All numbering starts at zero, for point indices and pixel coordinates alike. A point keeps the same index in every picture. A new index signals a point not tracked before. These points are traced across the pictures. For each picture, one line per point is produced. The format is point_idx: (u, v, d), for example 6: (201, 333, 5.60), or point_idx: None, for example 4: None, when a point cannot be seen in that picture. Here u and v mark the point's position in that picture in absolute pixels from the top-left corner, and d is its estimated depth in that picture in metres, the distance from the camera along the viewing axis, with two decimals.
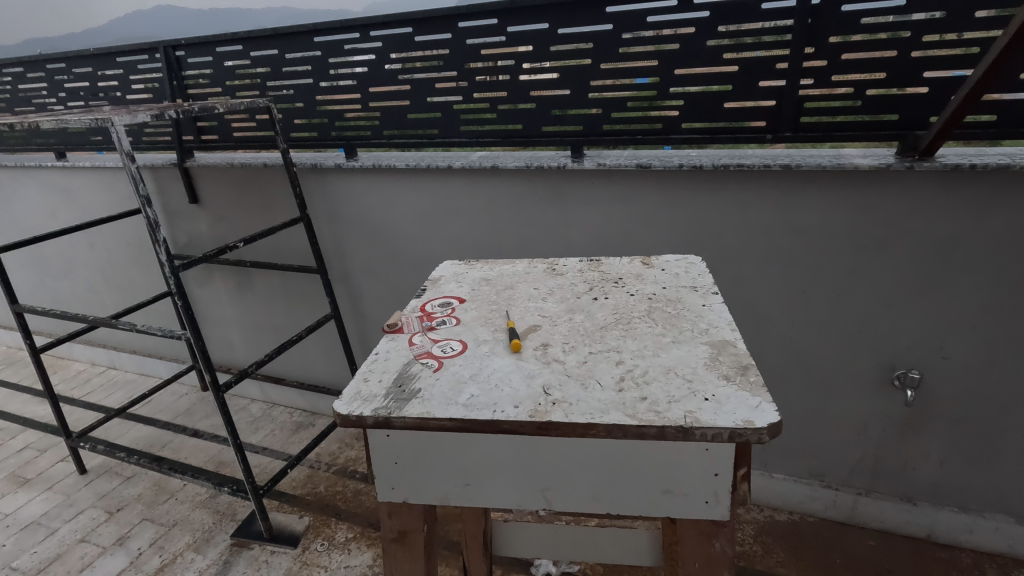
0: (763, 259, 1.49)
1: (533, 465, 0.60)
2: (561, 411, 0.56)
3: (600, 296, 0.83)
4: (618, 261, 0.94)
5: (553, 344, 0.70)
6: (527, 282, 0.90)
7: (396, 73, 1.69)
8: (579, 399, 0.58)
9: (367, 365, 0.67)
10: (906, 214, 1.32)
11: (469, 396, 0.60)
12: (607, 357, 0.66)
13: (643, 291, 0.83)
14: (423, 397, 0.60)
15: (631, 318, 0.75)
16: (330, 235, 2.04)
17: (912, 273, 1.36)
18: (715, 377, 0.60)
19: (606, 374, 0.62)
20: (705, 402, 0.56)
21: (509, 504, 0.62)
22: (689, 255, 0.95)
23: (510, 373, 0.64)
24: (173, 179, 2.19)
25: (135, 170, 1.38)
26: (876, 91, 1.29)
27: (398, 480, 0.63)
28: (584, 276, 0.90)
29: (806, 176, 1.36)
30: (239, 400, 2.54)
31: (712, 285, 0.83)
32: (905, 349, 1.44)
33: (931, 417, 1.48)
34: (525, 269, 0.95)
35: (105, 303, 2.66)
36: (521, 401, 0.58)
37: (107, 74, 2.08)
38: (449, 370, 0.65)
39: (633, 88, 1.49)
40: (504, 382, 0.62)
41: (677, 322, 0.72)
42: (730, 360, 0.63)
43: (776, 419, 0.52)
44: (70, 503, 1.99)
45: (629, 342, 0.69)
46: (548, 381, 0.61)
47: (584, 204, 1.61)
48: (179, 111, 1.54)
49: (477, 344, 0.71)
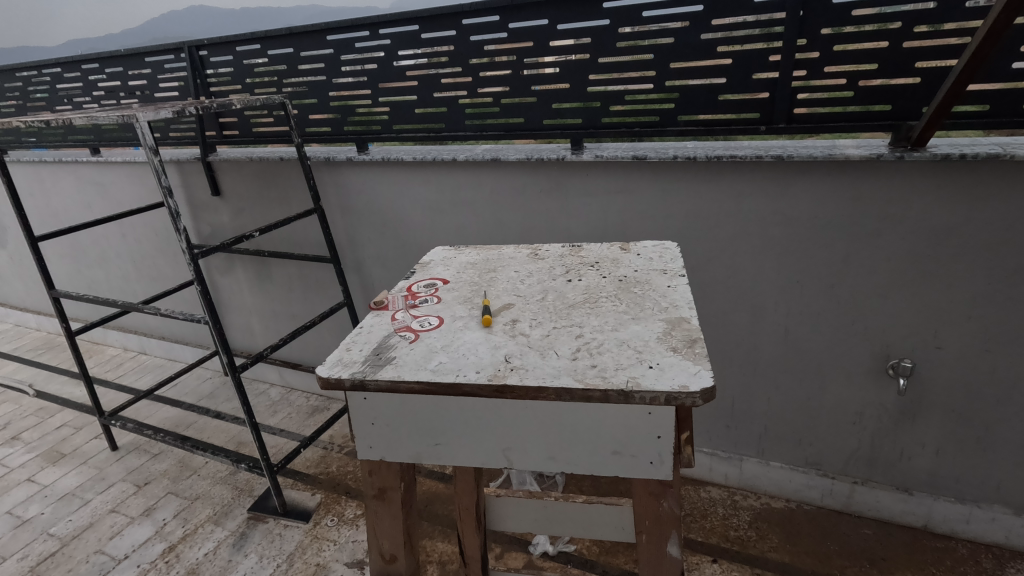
0: (756, 249, 1.51)
1: (494, 426, 0.65)
2: (518, 376, 0.62)
3: (574, 278, 0.88)
4: (598, 247, 0.99)
5: (522, 320, 0.75)
6: (510, 265, 0.95)
7: (404, 70, 1.75)
8: (535, 367, 0.63)
9: (352, 337, 0.74)
10: (898, 204, 1.33)
11: (438, 362, 0.66)
12: (569, 331, 0.71)
13: (616, 273, 0.88)
14: (396, 363, 0.67)
15: (598, 297, 0.80)
16: (343, 225, 2.12)
17: (904, 263, 1.37)
18: (663, 349, 0.65)
19: (565, 346, 0.68)
20: (649, 369, 0.61)
21: (474, 463, 0.67)
22: (666, 241, 0.99)
23: (479, 344, 0.70)
24: (198, 173, 2.31)
25: (158, 163, 1.47)
26: (868, 82, 1.31)
27: (375, 440, 0.70)
28: (564, 260, 0.95)
29: (799, 167, 1.38)
30: (259, 384, 2.66)
31: (681, 268, 0.87)
32: (898, 340, 1.45)
33: (925, 407, 1.48)
34: (510, 253, 1.01)
35: (137, 292, 2.81)
36: (483, 367, 0.64)
37: (138, 73, 2.20)
38: (424, 341, 0.72)
39: (630, 81, 1.52)
40: (471, 351, 0.68)
41: (641, 302, 0.77)
42: (682, 334, 0.68)
43: (711, 385, 0.57)
44: (102, 477, 2.13)
45: (592, 319, 0.74)
46: (511, 351, 0.67)
47: (583, 195, 1.65)
48: (198, 107, 1.62)
49: (453, 319, 0.77)
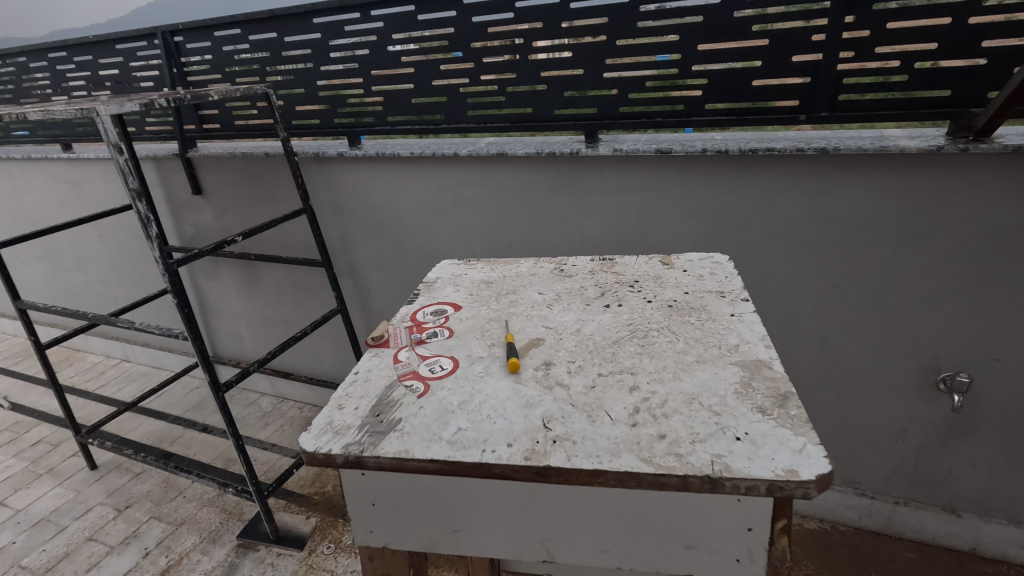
0: (791, 252, 1.37)
1: (539, 514, 0.56)
2: (563, 451, 0.47)
3: (613, 301, 0.73)
4: (634, 260, 0.85)
5: (557, 364, 0.60)
6: (533, 284, 0.81)
7: (399, 56, 1.59)
8: (584, 438, 0.49)
9: (345, 388, 0.59)
10: (959, 201, 1.18)
11: (456, 430, 0.51)
12: (621, 382, 0.56)
13: (663, 296, 0.73)
14: (402, 431, 0.52)
15: (645, 331, 0.66)
16: (335, 226, 1.96)
17: (963, 268, 1.22)
18: (747, 411, 0.50)
19: (618, 405, 0.53)
20: (734, 443, 0.47)
21: (500, 554, 0.58)
22: (715, 253, 0.85)
23: (505, 400, 0.55)
24: (177, 170, 2.13)
25: (124, 162, 1.31)
26: (925, 65, 1.16)
27: (376, 525, 0.60)
28: (596, 278, 0.81)
29: (845, 161, 1.23)
30: (249, 394, 2.51)
31: (741, 290, 0.73)
32: (951, 351, 1.31)
33: (980, 424, 1.35)
34: (531, 270, 0.86)
35: (118, 297, 2.64)
36: (515, 439, 0.50)
37: (108, 62, 2.02)
38: (436, 396, 0.57)
39: (652, 66, 1.37)
40: (497, 412, 0.53)
41: (704, 336, 0.63)
42: (766, 388, 0.53)
43: (828, 471, 0.43)
44: (80, 500, 1.98)
45: (647, 362, 0.59)
46: (548, 413, 0.53)
47: (598, 193, 1.50)
48: (170, 99, 1.45)
49: (471, 362, 0.62)
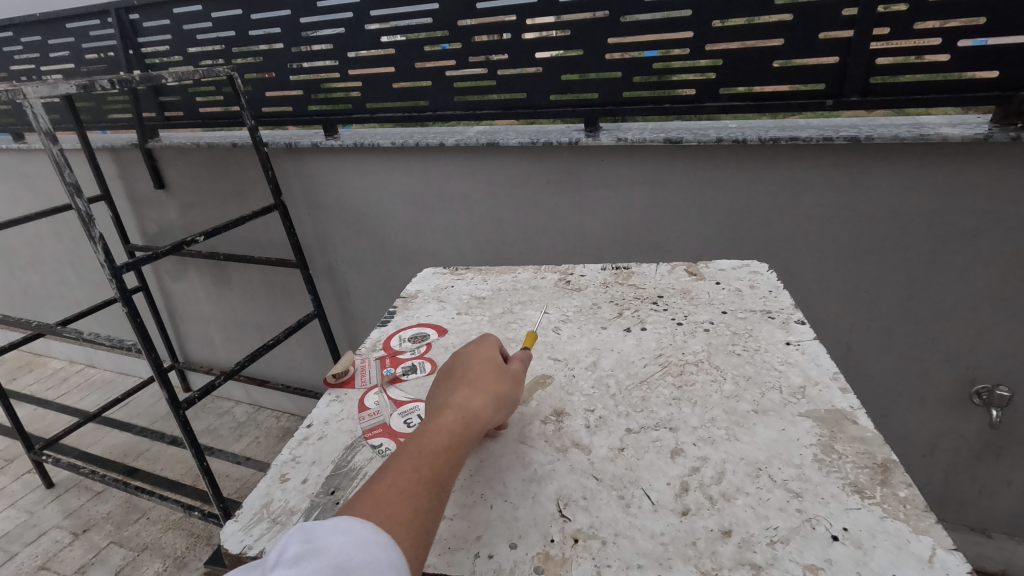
0: (813, 253, 1.24)
1: None
2: (590, 556, 0.48)
3: (634, 325, 0.79)
4: (654, 274, 0.91)
5: (574, 415, 0.64)
6: (541, 300, 0.87)
7: (378, 35, 1.43)
8: (616, 536, 0.50)
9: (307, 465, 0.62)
10: (1007, 199, 1.05)
11: (446, 524, 0.53)
12: (659, 444, 0.59)
13: (696, 319, 0.78)
14: None
15: (683, 367, 0.69)
16: (310, 224, 1.80)
17: (1010, 272, 1.10)
18: (844, 492, 0.51)
19: (661, 481, 0.55)
20: (834, 545, 0.47)
21: None
22: (748, 261, 0.92)
23: (511, 474, 0.57)
24: (137, 162, 1.95)
25: (58, 154, 1.14)
26: (971, 42, 1.02)
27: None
28: (610, 292, 0.87)
29: (878, 152, 1.10)
30: (223, 402, 2.35)
31: (790, 313, 0.78)
32: (989, 362, 1.20)
33: (1018, 441, 1.24)
34: (538, 281, 0.94)
35: (80, 299, 2.45)
36: (522, 538, 0.51)
37: (58, 43, 1.83)
38: None
39: (661, 46, 1.22)
40: (500, 494, 0.55)
41: (760, 377, 0.66)
42: (857, 455, 0.55)
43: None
44: (33, 523, 1.81)
45: (689, 411, 0.63)
46: (567, 492, 0.55)
47: (600, 189, 1.36)
48: (114, 81, 1.26)
49: None
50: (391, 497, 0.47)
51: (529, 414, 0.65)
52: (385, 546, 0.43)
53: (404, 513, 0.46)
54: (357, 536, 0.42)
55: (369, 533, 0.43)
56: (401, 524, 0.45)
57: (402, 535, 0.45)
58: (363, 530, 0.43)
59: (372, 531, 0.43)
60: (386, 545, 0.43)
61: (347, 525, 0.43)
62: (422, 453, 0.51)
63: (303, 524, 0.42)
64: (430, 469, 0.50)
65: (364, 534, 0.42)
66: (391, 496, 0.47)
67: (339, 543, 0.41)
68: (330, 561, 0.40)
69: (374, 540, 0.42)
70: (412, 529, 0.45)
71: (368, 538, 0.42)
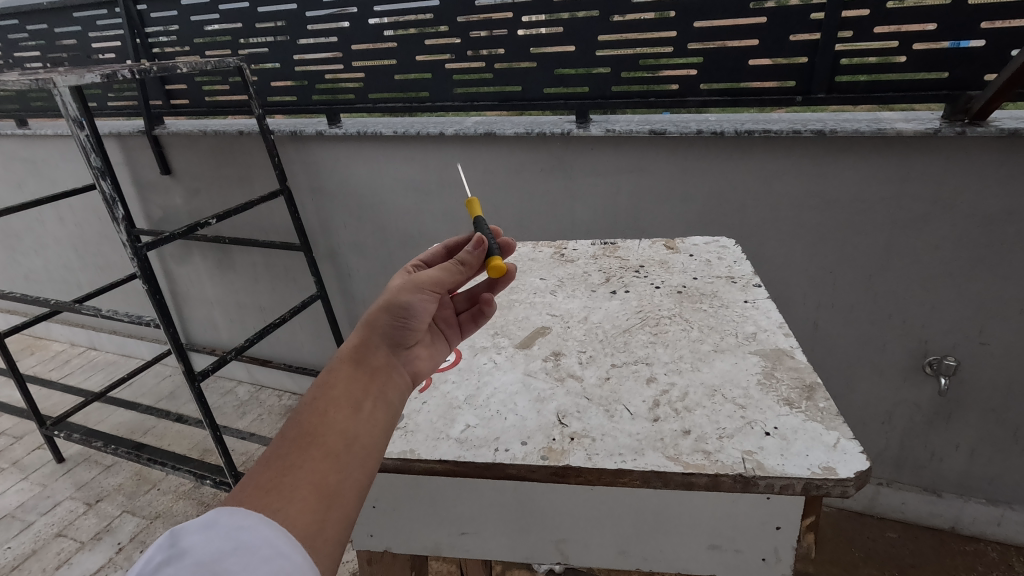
0: (784, 235, 1.36)
1: (567, 522, 0.64)
2: (582, 448, 0.59)
3: (620, 289, 0.89)
4: (638, 247, 1.01)
5: (569, 355, 0.75)
6: (538, 269, 0.98)
7: (381, 30, 1.51)
8: (603, 435, 0.61)
9: None
10: (954, 187, 1.17)
11: (465, 429, 0.64)
12: (636, 374, 0.69)
13: (671, 283, 0.89)
14: (408, 429, 0.64)
15: (658, 319, 0.80)
16: (312, 206, 1.88)
17: (957, 253, 1.23)
18: (777, 404, 0.62)
19: (637, 399, 0.65)
20: (766, 438, 0.58)
21: (497, 556, 0.68)
22: (719, 237, 1.02)
23: (517, 397, 0.68)
24: (143, 149, 2.01)
25: (85, 138, 1.22)
26: (925, 46, 1.14)
27: (379, 498, 0.66)
28: (599, 263, 0.98)
29: (841, 143, 1.22)
30: (225, 381, 2.43)
31: (751, 276, 0.89)
32: (938, 335, 1.32)
33: (964, 407, 1.37)
34: (534, 253, 1.04)
35: (83, 282, 2.51)
36: (530, 437, 0.61)
37: (65, 31, 1.88)
38: (439, 389, 0.71)
39: (647, 44, 1.32)
40: (507, 409, 0.66)
41: (720, 326, 0.77)
42: (791, 379, 0.66)
43: (863, 469, 0.53)
44: (47, 495, 1.89)
45: (661, 352, 0.73)
46: (563, 408, 0.65)
47: (589, 174, 1.46)
48: (134, 71, 1.34)
49: (469, 353, 0.77)
50: (272, 473, 0.44)
51: (531, 355, 0.76)
52: (260, 528, 0.40)
53: (291, 487, 0.43)
54: (224, 528, 0.39)
55: (239, 518, 0.40)
56: (286, 500, 0.42)
57: (290, 511, 0.42)
58: (234, 518, 0.40)
59: (244, 516, 0.40)
60: (261, 527, 0.40)
61: (214, 517, 0.40)
62: (309, 408, 0.49)
63: (173, 529, 0.40)
64: (321, 423, 0.48)
65: (232, 524, 0.40)
66: (274, 470, 0.44)
67: (204, 540, 0.39)
68: (192, 564, 0.38)
69: (243, 524, 0.40)
70: (304, 499, 0.43)
71: (235, 526, 0.40)
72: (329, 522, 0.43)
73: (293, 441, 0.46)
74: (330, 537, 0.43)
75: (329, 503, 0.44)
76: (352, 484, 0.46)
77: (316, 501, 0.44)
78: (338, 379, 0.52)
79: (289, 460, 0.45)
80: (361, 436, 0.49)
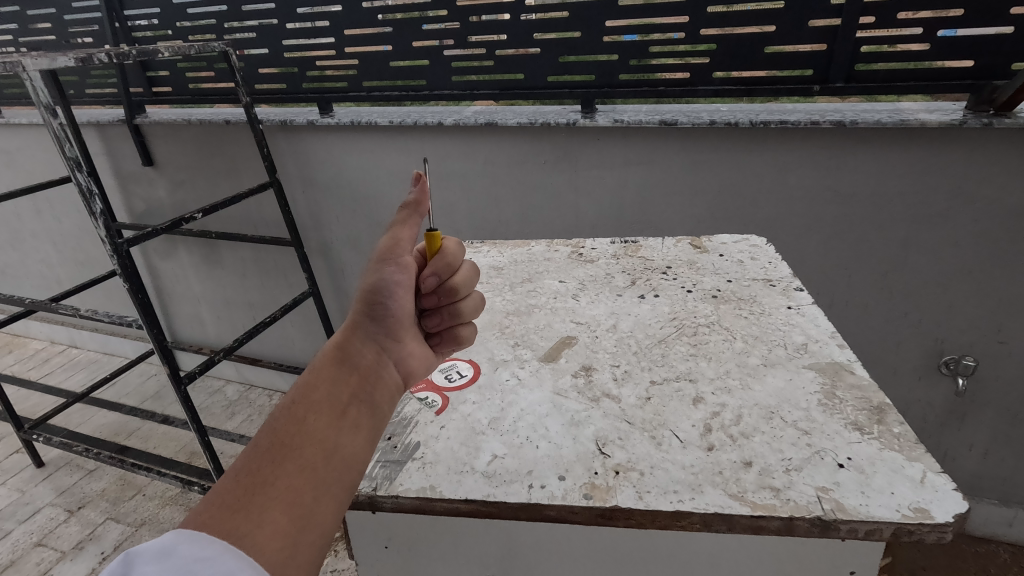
0: (798, 230, 1.30)
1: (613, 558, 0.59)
2: (631, 484, 0.55)
3: (648, 292, 0.88)
4: (657, 247, 1.01)
5: (603, 370, 0.72)
6: (553, 271, 0.98)
7: (375, 14, 1.43)
8: (652, 468, 0.57)
9: None
10: (979, 177, 1.12)
11: (496, 463, 0.60)
12: (681, 395, 0.66)
13: (704, 287, 0.88)
14: (426, 460, 0.61)
15: (696, 329, 0.78)
16: (304, 199, 1.80)
17: (979, 249, 1.18)
18: (846, 429, 0.59)
19: (686, 424, 0.62)
20: (840, 471, 0.54)
21: None
22: (748, 236, 1.03)
23: (553, 424, 0.64)
24: (124, 139, 1.92)
25: (59, 128, 1.14)
26: (950, 33, 1.08)
27: (392, 537, 0.62)
28: (623, 264, 0.97)
29: (861, 136, 1.16)
30: (214, 381, 2.36)
31: (790, 280, 0.88)
32: (954, 334, 1.28)
33: (980, 407, 1.34)
34: (550, 252, 1.05)
35: (62, 279, 2.41)
36: (569, 471, 0.57)
37: (38, 14, 1.78)
38: (457, 412, 0.68)
39: (657, 31, 1.26)
40: (546, 437, 0.62)
41: (768, 336, 0.75)
42: (857, 400, 0.63)
43: (962, 511, 0.49)
44: (26, 501, 1.81)
45: (705, 366, 0.70)
46: (603, 434, 0.62)
47: (597, 167, 1.40)
48: (112, 54, 1.25)
49: (488, 367, 0.75)
50: (241, 493, 0.44)
51: (559, 370, 0.73)
52: (220, 558, 0.40)
53: (261, 508, 0.43)
54: (180, 559, 0.39)
55: (200, 545, 0.40)
56: (254, 524, 0.42)
57: (259, 536, 0.42)
58: (193, 548, 0.40)
59: (206, 542, 0.40)
60: (223, 557, 0.40)
61: (173, 544, 0.40)
62: (287, 417, 0.49)
63: (127, 552, 0.40)
64: (297, 436, 0.48)
65: (190, 555, 0.40)
66: (243, 489, 0.44)
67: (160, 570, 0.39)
68: None
69: (203, 555, 0.39)
70: (274, 523, 0.43)
71: (194, 554, 0.40)
72: (299, 545, 0.43)
73: (267, 456, 0.46)
74: (300, 560, 0.43)
75: (300, 526, 0.44)
76: (327, 501, 0.46)
77: (287, 523, 0.44)
78: (320, 384, 0.52)
79: (261, 478, 0.45)
80: (341, 449, 0.49)
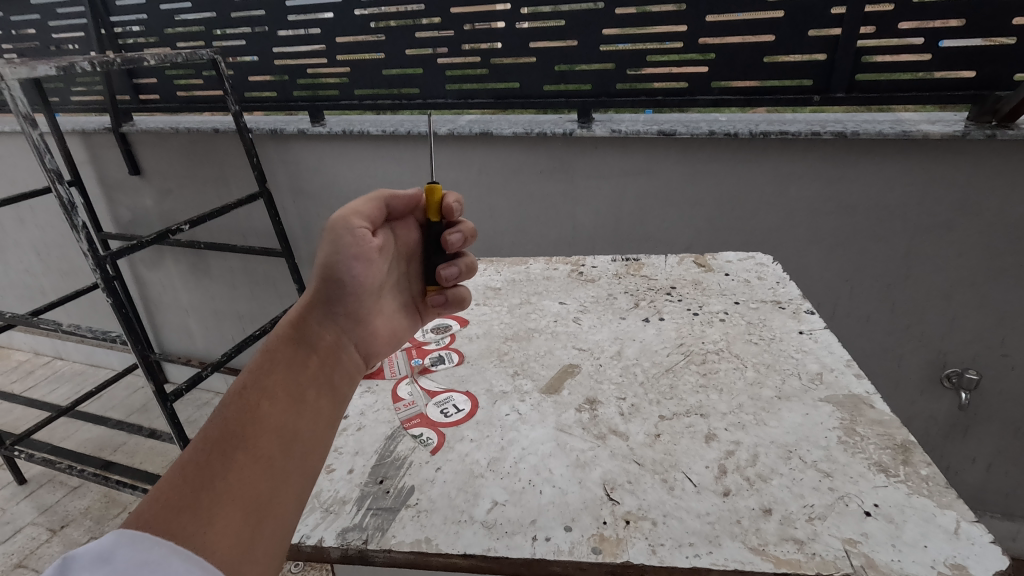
0: (799, 241, 1.28)
1: None
2: (642, 536, 0.53)
3: (653, 315, 0.88)
4: (658, 265, 1.02)
5: (611, 403, 0.70)
6: (553, 290, 0.97)
7: (367, 21, 1.40)
8: (665, 517, 0.55)
9: (350, 444, 0.68)
10: (988, 186, 1.10)
11: (499, 511, 0.57)
12: (694, 432, 0.65)
13: (711, 309, 0.88)
14: (423, 508, 0.59)
15: (705, 356, 0.78)
16: (294, 208, 1.76)
17: (984, 260, 1.16)
18: (872, 471, 0.58)
19: (699, 465, 0.61)
20: (869, 520, 0.53)
21: None
22: (754, 253, 1.03)
23: (562, 467, 0.62)
24: (109, 147, 1.87)
25: (38, 139, 1.10)
26: (952, 43, 1.07)
27: None
28: (625, 283, 0.97)
29: (864, 145, 1.15)
30: (202, 393, 2.31)
31: (800, 303, 0.88)
32: (957, 347, 1.27)
33: (984, 421, 1.32)
34: (550, 270, 1.04)
35: (46, 288, 2.36)
36: (576, 521, 0.55)
37: (21, 20, 1.73)
38: (454, 451, 0.66)
39: (654, 40, 1.24)
40: (554, 480, 0.60)
41: (779, 365, 0.75)
42: (880, 438, 0.62)
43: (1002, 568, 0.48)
44: (7, 521, 1.76)
45: (717, 398, 0.70)
46: (611, 474, 0.60)
47: (592, 179, 1.38)
48: (95, 62, 1.20)
49: (487, 398, 0.73)
50: (187, 490, 0.41)
51: (562, 403, 0.71)
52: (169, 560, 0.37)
53: (212, 504, 0.41)
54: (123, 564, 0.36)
55: (145, 549, 0.37)
56: (205, 521, 0.40)
57: (211, 531, 0.40)
58: (137, 551, 0.37)
59: (152, 545, 0.37)
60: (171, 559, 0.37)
61: (113, 550, 0.37)
62: (241, 405, 0.48)
63: (62, 559, 0.36)
64: (253, 425, 0.47)
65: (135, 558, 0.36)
66: (189, 485, 0.42)
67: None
68: None
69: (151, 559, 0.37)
70: (227, 518, 0.41)
71: (140, 558, 0.37)
72: (256, 540, 0.42)
73: (218, 448, 0.44)
74: (254, 556, 0.42)
75: (257, 518, 0.43)
76: (287, 492, 0.46)
77: (241, 517, 0.42)
78: (276, 368, 0.52)
79: (212, 471, 0.43)
80: (298, 435, 0.49)
